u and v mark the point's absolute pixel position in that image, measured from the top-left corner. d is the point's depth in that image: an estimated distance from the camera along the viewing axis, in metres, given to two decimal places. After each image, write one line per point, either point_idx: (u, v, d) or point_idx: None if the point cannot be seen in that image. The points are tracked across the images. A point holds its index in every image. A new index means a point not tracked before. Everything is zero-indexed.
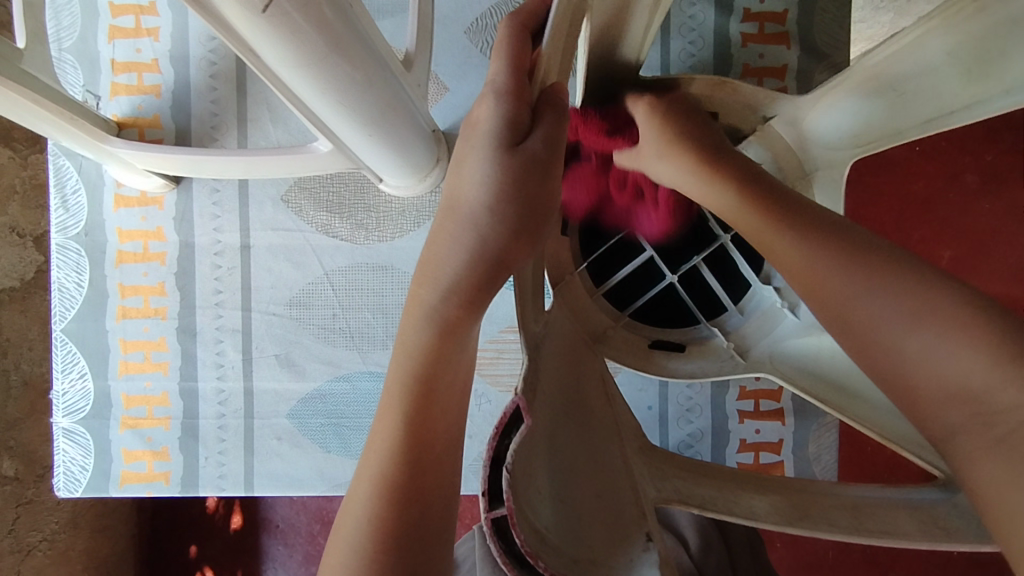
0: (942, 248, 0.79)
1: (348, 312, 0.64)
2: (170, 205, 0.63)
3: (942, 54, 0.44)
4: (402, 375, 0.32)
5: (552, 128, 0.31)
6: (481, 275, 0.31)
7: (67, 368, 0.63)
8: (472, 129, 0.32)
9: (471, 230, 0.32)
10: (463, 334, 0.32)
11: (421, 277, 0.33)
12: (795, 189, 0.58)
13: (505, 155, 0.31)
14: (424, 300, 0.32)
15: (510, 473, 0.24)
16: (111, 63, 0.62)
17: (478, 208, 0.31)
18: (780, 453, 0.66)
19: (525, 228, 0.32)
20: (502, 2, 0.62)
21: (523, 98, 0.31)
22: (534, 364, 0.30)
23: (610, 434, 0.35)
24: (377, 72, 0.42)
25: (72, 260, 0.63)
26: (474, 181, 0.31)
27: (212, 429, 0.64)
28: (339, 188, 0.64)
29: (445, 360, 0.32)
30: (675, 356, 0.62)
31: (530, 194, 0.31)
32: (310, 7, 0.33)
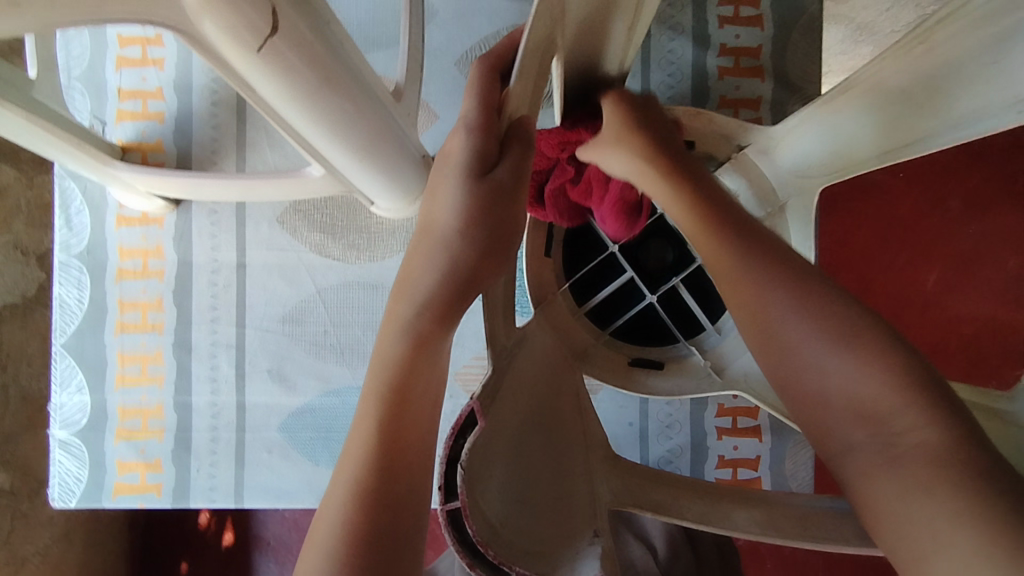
0: (925, 272, 0.81)
1: (339, 329, 0.66)
2: (169, 225, 0.66)
3: (897, 89, 0.46)
4: (378, 385, 0.34)
5: (519, 158, 0.34)
6: (453, 293, 0.34)
7: (66, 382, 0.65)
8: (446, 158, 0.35)
9: (445, 251, 0.35)
10: (437, 345, 0.35)
11: (399, 294, 0.36)
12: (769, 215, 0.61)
13: (475, 184, 0.34)
14: (401, 315, 0.35)
15: (463, 472, 0.27)
16: (118, 90, 0.66)
17: (451, 232, 0.34)
18: (758, 470, 0.68)
19: (492, 249, 0.35)
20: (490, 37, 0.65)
21: (493, 132, 0.33)
22: (502, 372, 0.33)
23: (577, 443, 0.38)
24: (367, 104, 0.45)
25: (74, 277, 0.65)
26: (448, 207, 0.34)
27: (205, 442, 0.65)
28: (333, 210, 0.66)
29: (419, 371, 0.34)
30: (654, 374, 0.64)
31: (497, 219, 0.34)
32: (304, 48, 0.36)
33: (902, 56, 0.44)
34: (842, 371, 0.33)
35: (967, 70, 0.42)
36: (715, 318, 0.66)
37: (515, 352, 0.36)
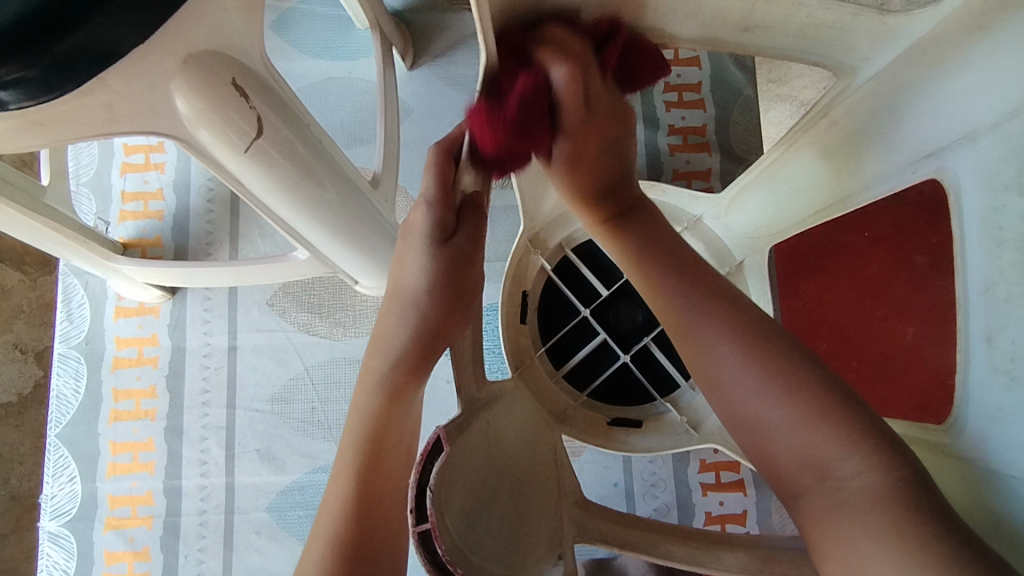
0: (904, 324, 0.64)
1: (326, 405, 0.68)
2: (165, 313, 0.70)
3: (818, 157, 0.51)
4: (355, 438, 0.36)
5: (474, 225, 0.39)
6: (420, 347, 0.38)
7: (58, 472, 0.66)
8: (409, 230, 0.40)
9: (415, 308, 0.38)
10: (410, 397, 0.38)
11: (374, 350, 0.39)
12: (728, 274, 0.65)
13: (438, 248, 0.38)
14: (375, 372, 0.38)
15: (432, 493, 0.29)
16: (121, 193, 0.72)
17: (419, 291, 0.38)
18: (746, 525, 0.68)
19: (455, 306, 0.39)
20: None
21: (449, 205, 0.38)
22: (469, 416, 0.35)
23: (546, 491, 0.41)
24: (347, 192, 0.50)
25: (71, 368, 0.68)
26: (415, 271, 0.39)
27: (193, 526, 0.66)
28: (320, 291, 0.71)
29: (392, 423, 0.37)
30: (633, 432, 0.66)
31: (456, 279, 0.38)
32: (286, 147, 0.41)
33: (807, 133, 0.51)
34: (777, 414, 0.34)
35: (879, 139, 0.45)
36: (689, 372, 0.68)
37: (487, 405, 0.40)
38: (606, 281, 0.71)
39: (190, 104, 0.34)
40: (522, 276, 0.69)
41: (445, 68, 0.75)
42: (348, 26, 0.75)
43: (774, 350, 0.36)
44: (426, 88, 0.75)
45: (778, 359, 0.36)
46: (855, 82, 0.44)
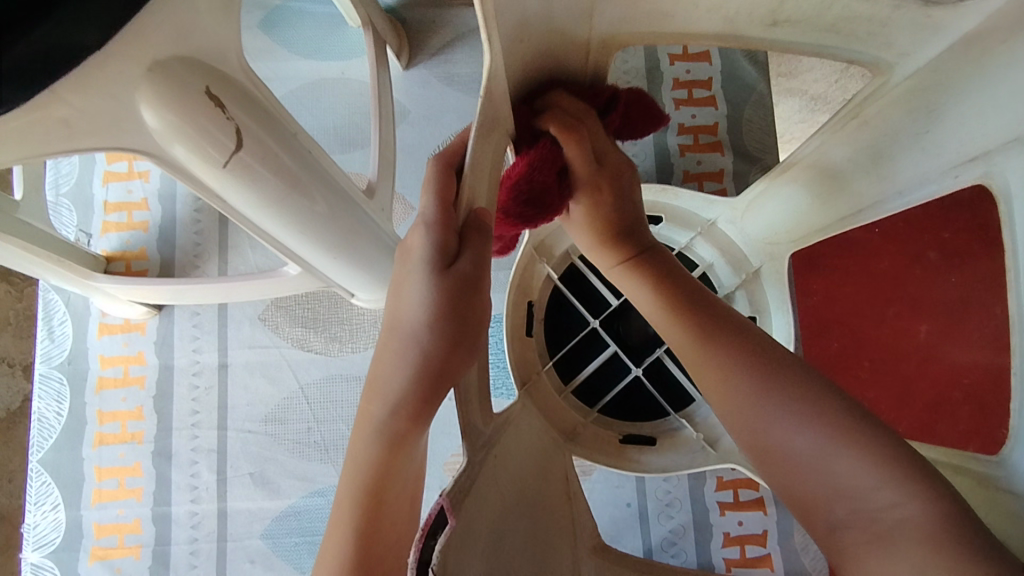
0: (917, 321, 0.54)
1: (322, 425, 0.65)
2: (151, 330, 0.66)
3: (846, 157, 0.47)
4: (351, 489, 0.34)
5: (481, 246, 0.35)
6: (424, 390, 0.34)
7: (40, 500, 0.63)
8: (407, 255, 0.36)
9: (414, 346, 0.35)
10: (412, 444, 0.35)
11: (371, 392, 0.35)
12: (744, 282, 0.61)
13: (438, 278, 0.34)
14: (373, 416, 0.35)
15: (436, 570, 0.25)
16: (104, 204, 0.68)
17: (419, 326, 0.35)
18: (766, 546, 0.65)
19: (460, 341, 0.35)
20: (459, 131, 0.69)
21: (452, 226, 0.34)
22: (474, 467, 0.31)
23: (564, 534, 0.38)
24: (339, 204, 0.47)
25: (54, 389, 0.65)
26: (414, 303, 0.35)
27: (184, 555, 0.62)
28: (314, 304, 0.67)
29: (394, 472, 0.34)
30: (647, 450, 0.62)
31: (462, 311, 0.35)
32: (269, 158, 0.37)
33: (840, 132, 0.47)
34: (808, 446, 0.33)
35: (915, 142, 0.41)
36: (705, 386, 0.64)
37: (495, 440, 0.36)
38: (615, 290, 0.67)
39: (159, 118, 0.31)
40: (527, 287, 0.65)
41: (442, 67, 0.71)
42: (341, 23, 0.71)
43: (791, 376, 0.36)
44: (423, 88, 0.71)
45: (795, 384, 0.35)
46: (892, 79, 0.40)
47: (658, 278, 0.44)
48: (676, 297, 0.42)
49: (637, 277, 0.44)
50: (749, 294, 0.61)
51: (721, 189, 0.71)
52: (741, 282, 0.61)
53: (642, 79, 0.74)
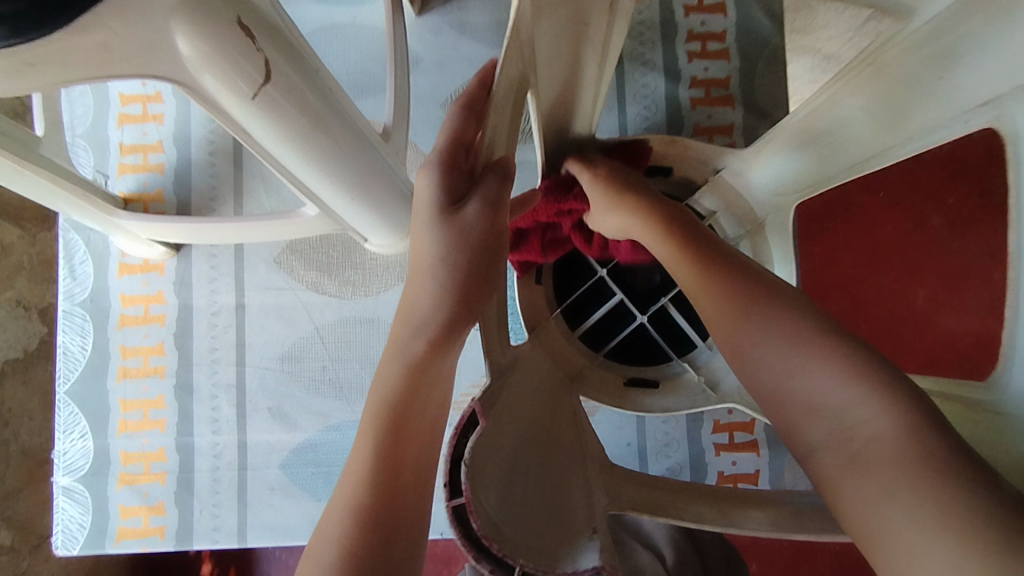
0: (916, 288, 0.70)
1: (337, 364, 0.68)
2: (170, 270, 0.68)
3: (858, 108, 0.48)
4: (375, 407, 0.37)
5: (496, 187, 0.38)
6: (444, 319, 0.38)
7: (69, 429, 0.66)
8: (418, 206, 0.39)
9: (433, 279, 0.38)
10: (432, 367, 0.38)
11: (400, 319, 0.40)
12: (749, 233, 0.63)
13: (451, 218, 0.38)
14: (399, 342, 0.39)
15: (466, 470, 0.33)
16: (120, 145, 0.69)
17: (435, 262, 0.38)
18: (757, 483, 0.68)
19: (480, 274, 0.39)
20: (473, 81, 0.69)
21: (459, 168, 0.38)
22: (496, 388, 0.37)
23: (574, 460, 0.42)
24: (357, 144, 0.48)
25: (77, 325, 0.67)
26: (430, 241, 0.38)
27: (207, 482, 0.66)
28: (328, 249, 0.69)
29: (415, 394, 0.37)
30: (650, 393, 0.65)
31: (480, 240, 0.38)
32: (294, 93, 0.38)
33: (853, 80, 0.48)
34: (821, 379, 0.34)
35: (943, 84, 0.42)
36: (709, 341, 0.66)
37: (510, 368, 0.40)
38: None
39: (194, 48, 0.32)
40: None
41: (455, 14, 0.71)
42: None
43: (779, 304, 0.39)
44: (436, 36, 0.71)
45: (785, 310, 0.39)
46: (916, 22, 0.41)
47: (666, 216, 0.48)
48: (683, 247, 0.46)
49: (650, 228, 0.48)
50: (752, 244, 0.64)
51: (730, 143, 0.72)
52: (746, 232, 0.63)
53: (655, 30, 0.74)
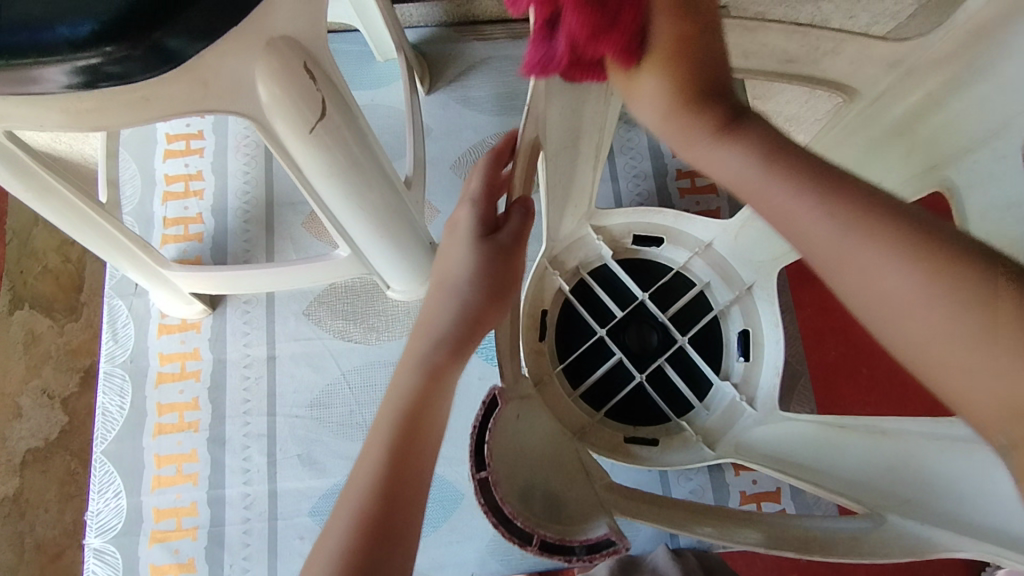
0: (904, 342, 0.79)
1: (363, 407, 0.70)
2: (205, 328, 0.73)
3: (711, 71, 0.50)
4: (394, 404, 0.39)
5: (520, 220, 0.46)
6: (463, 331, 0.42)
7: (103, 488, 0.67)
8: (445, 281, 0.44)
9: (454, 297, 0.43)
10: (448, 378, 0.41)
11: (425, 324, 0.43)
12: (738, 298, 0.70)
13: (481, 243, 0.45)
14: (416, 354, 0.41)
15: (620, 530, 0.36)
16: (163, 220, 0.76)
17: (459, 278, 0.43)
18: (781, 502, 0.69)
19: (496, 292, 0.44)
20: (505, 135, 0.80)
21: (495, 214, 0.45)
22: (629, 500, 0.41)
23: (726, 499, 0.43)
24: (387, 189, 0.55)
25: (116, 385, 0.70)
26: (458, 260, 0.44)
27: (237, 535, 0.66)
28: (353, 299, 0.74)
29: (434, 394, 0.40)
30: (701, 412, 0.67)
31: (504, 263, 0.44)
32: (341, 132, 0.45)
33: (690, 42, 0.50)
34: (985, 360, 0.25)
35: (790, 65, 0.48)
36: (704, 313, 0.72)
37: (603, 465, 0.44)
38: (565, 351, 0.72)
39: (270, 89, 0.39)
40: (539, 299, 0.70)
41: (459, 91, 0.82)
42: (370, 59, 0.81)
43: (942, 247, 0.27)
44: (443, 110, 0.81)
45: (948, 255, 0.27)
46: (862, 98, 0.51)
47: (755, 138, 0.34)
48: (789, 160, 0.33)
49: (734, 144, 0.35)
50: (743, 309, 0.71)
51: None
52: (736, 298, 0.70)
53: None
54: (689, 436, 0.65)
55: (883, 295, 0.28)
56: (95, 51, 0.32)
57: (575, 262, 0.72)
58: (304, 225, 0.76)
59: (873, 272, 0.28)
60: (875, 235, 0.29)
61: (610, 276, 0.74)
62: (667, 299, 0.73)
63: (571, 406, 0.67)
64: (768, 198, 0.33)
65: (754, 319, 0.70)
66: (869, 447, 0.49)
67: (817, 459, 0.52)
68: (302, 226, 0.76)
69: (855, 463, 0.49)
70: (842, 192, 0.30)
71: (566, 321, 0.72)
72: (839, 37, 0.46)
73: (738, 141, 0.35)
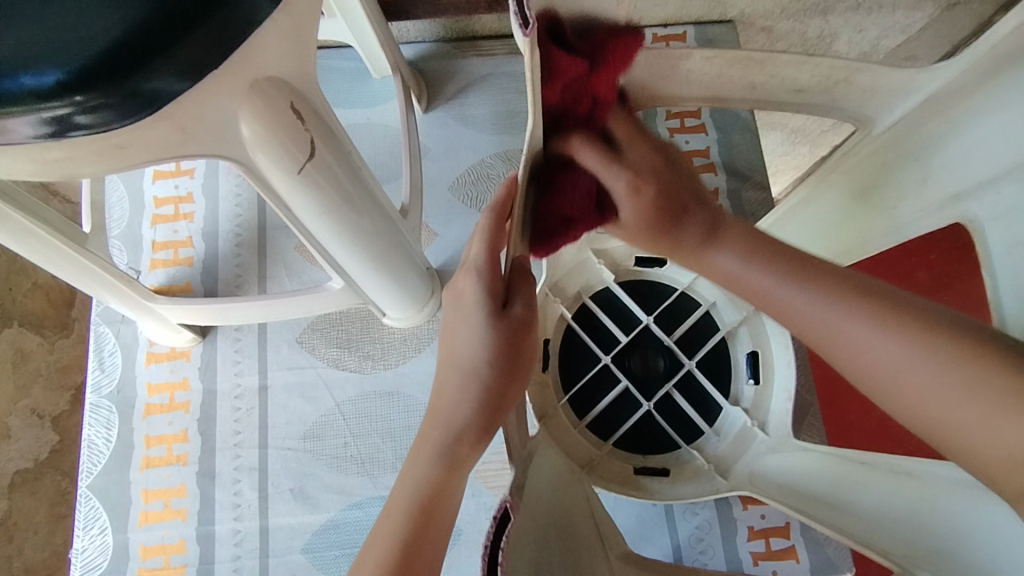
0: None
1: (358, 439, 0.68)
2: (195, 356, 0.71)
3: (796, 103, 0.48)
4: (406, 503, 0.37)
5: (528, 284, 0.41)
6: (483, 422, 0.39)
7: (88, 524, 0.65)
8: (456, 360, 0.40)
9: (474, 381, 0.39)
10: (466, 468, 0.39)
11: (434, 417, 0.40)
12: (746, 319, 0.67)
13: (495, 322, 0.39)
14: (434, 443, 0.39)
15: None
16: (152, 243, 0.74)
17: (473, 361, 0.39)
18: (790, 538, 0.67)
19: (513, 370, 0.40)
20: (505, 155, 0.78)
21: (497, 273, 0.40)
22: None
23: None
24: (382, 222, 0.52)
25: (103, 417, 0.68)
26: (469, 343, 0.39)
27: (228, 573, 0.64)
28: (348, 326, 0.72)
29: (448, 493, 0.38)
30: (710, 439, 0.65)
31: (520, 340, 0.40)
32: (332, 170, 0.43)
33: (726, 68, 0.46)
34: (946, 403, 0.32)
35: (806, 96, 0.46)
36: (710, 334, 0.69)
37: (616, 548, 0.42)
38: (569, 380, 0.68)
39: (253, 128, 0.37)
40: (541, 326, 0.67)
41: (458, 109, 0.80)
42: (366, 75, 0.79)
43: (911, 317, 0.35)
44: (441, 129, 0.79)
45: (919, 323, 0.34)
46: (878, 129, 0.48)
47: (739, 238, 0.45)
48: (767, 255, 0.43)
49: (723, 246, 0.45)
50: (751, 331, 0.68)
51: (710, 164, 0.79)
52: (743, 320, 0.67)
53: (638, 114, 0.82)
54: (701, 465, 0.64)
55: (866, 356, 0.35)
56: (62, 101, 0.30)
57: (576, 289, 0.69)
58: (297, 249, 0.74)
59: (855, 338, 0.36)
60: (862, 313, 0.36)
61: (613, 301, 0.71)
62: (673, 322, 0.70)
63: (577, 439, 0.64)
64: (758, 284, 0.42)
65: (762, 341, 0.67)
66: (892, 487, 0.48)
67: (838, 499, 0.52)
68: (295, 250, 0.74)
69: (880, 508, 0.48)
70: (817, 278, 0.39)
71: (570, 348, 0.69)
72: (853, 67, 0.44)
73: (727, 244, 0.45)
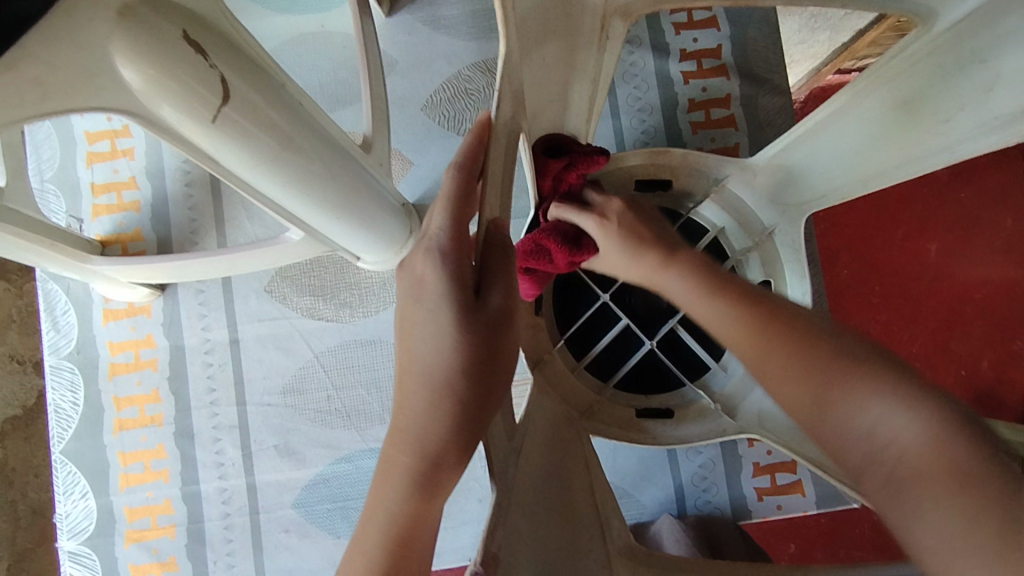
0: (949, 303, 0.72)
1: (341, 391, 0.64)
2: (157, 311, 0.65)
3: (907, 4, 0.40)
4: (380, 525, 0.33)
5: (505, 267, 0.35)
6: (461, 433, 0.34)
7: (68, 489, 0.63)
8: (421, 365, 0.35)
9: (442, 386, 0.34)
10: (445, 482, 0.34)
11: (401, 424, 0.35)
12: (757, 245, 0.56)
13: (466, 316, 0.34)
14: (405, 466, 0.34)
15: None
16: (91, 186, 0.65)
17: (442, 359, 0.34)
18: (797, 472, 0.65)
19: (489, 367, 0.35)
20: (484, 66, 0.67)
21: (463, 260, 0.35)
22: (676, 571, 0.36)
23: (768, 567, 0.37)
24: (339, 166, 0.44)
25: (66, 380, 0.64)
26: (437, 340, 0.34)
27: (219, 531, 0.62)
28: (320, 272, 0.66)
29: (426, 517, 0.33)
30: (717, 375, 0.59)
31: (497, 333, 0.35)
32: (261, 113, 0.34)
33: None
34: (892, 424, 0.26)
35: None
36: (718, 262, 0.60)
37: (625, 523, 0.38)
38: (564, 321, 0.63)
39: (137, 70, 0.28)
40: None
41: (427, 11, 0.68)
42: None
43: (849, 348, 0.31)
44: (408, 35, 0.68)
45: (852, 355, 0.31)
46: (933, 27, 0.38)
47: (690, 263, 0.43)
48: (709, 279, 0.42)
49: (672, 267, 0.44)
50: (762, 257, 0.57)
51: (721, 66, 0.68)
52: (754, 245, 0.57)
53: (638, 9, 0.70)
54: (706, 405, 0.58)
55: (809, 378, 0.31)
56: None
57: None
58: None
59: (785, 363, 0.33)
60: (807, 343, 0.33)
61: None
62: None
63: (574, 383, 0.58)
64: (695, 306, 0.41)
65: (776, 267, 0.57)
66: None
67: None
68: None
69: None
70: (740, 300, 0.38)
71: (565, 287, 0.63)
72: None
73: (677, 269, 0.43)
